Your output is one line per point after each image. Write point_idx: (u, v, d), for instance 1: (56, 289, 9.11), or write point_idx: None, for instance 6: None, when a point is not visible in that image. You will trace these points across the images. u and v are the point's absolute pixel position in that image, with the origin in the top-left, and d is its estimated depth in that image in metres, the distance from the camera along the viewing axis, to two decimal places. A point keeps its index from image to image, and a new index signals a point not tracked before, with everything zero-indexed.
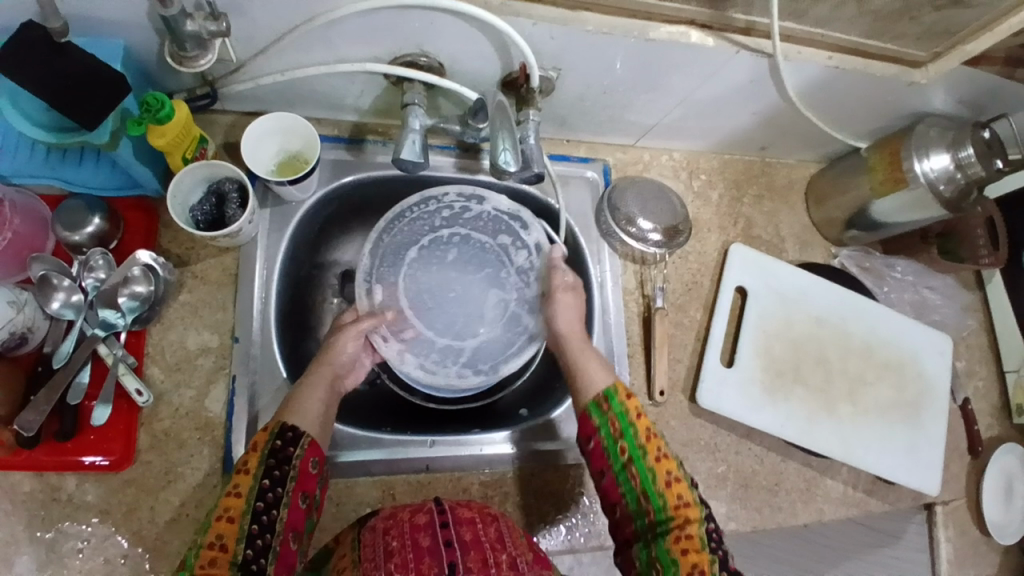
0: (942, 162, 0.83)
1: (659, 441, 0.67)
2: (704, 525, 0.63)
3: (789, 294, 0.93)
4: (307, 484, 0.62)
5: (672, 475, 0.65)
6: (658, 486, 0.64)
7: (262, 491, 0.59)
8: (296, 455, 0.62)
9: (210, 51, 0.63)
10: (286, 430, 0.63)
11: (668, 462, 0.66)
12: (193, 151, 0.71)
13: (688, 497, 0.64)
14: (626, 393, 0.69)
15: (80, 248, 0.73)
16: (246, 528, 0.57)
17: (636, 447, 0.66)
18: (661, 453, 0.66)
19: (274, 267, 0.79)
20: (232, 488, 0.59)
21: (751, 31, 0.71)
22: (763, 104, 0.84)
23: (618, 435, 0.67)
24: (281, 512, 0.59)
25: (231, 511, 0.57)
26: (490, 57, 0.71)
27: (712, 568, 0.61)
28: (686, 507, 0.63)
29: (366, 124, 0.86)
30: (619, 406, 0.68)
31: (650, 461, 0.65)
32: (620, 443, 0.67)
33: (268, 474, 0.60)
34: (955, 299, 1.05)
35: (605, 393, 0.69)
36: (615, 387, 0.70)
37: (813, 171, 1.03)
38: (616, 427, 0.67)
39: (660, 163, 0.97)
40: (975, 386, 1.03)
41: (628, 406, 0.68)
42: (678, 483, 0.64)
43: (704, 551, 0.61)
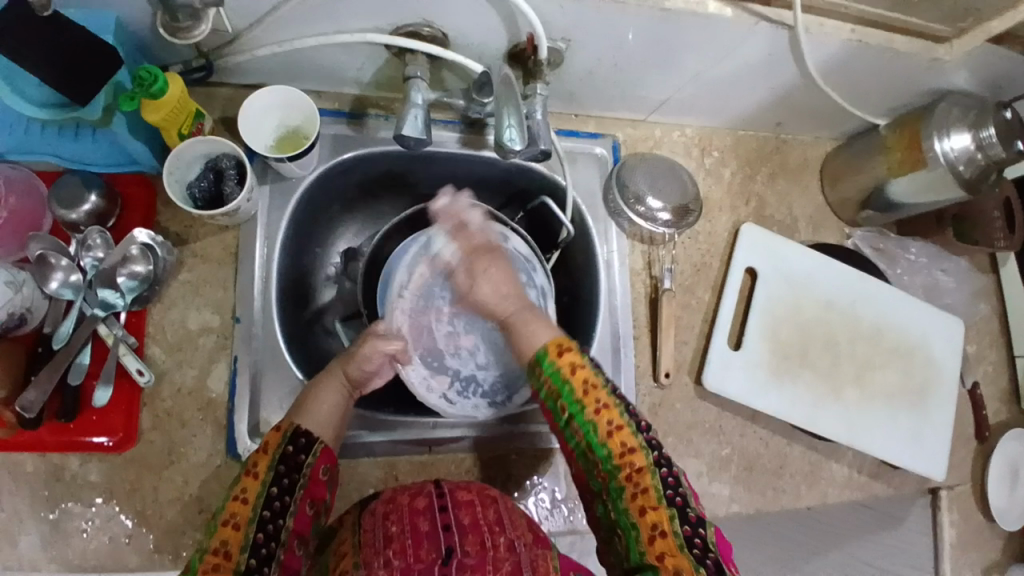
0: (962, 143, 0.80)
1: (597, 391, 0.61)
2: (656, 472, 0.59)
3: (800, 276, 0.91)
4: (316, 491, 0.62)
5: (614, 424, 0.60)
6: (601, 438, 0.60)
7: (269, 500, 0.58)
8: (306, 462, 0.61)
9: (204, 21, 0.60)
10: (299, 435, 0.62)
11: (608, 411, 0.61)
12: (189, 126, 0.69)
13: (633, 443, 0.60)
14: (555, 349, 0.63)
15: (77, 226, 0.71)
16: (251, 538, 0.56)
17: (574, 403, 0.61)
18: (601, 403, 0.61)
19: (274, 245, 0.78)
20: (238, 493, 0.58)
21: (770, 2, 0.68)
22: (780, 78, 0.81)
23: (554, 395, 0.62)
24: (287, 520, 0.59)
25: (237, 518, 0.57)
26: (496, 28, 0.68)
27: (673, 524, 0.57)
28: (631, 453, 0.60)
29: (368, 98, 0.83)
30: (550, 366, 0.62)
31: (590, 416, 0.61)
32: (557, 403, 0.62)
33: (277, 480, 0.59)
34: (969, 282, 1.02)
35: (534, 357, 0.63)
36: (544, 347, 0.63)
37: (828, 149, 1.00)
38: (552, 387, 0.62)
39: (671, 140, 0.94)
40: (985, 370, 1.02)
41: (560, 364, 0.62)
42: (621, 431, 0.60)
43: (662, 507, 0.58)
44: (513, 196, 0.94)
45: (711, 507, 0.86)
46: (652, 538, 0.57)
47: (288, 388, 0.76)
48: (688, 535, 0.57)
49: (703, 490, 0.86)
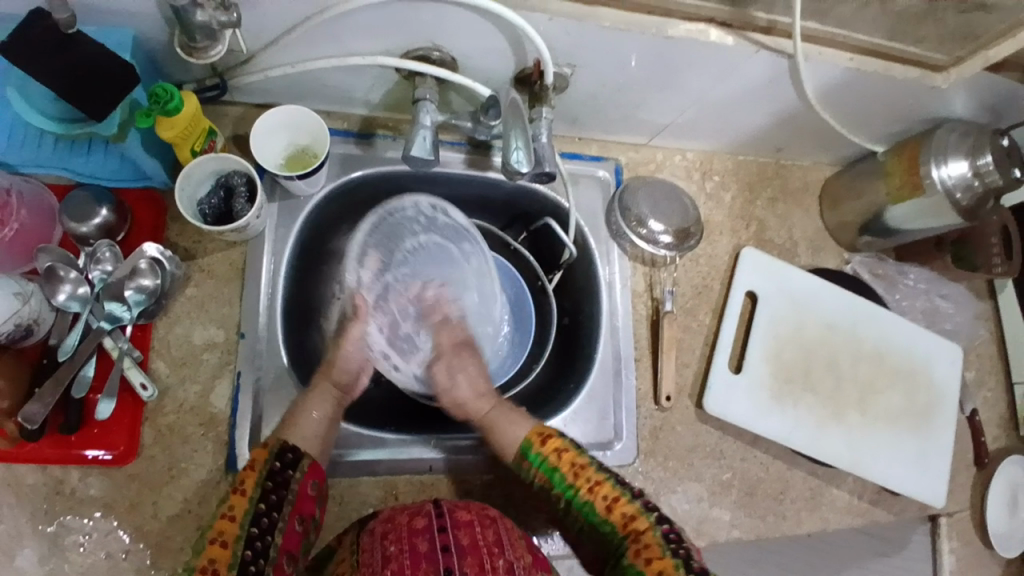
0: (959, 170, 0.81)
1: (587, 470, 0.67)
2: (657, 529, 0.63)
3: (800, 300, 0.92)
4: (303, 507, 0.63)
5: (608, 498, 0.65)
6: (600, 513, 0.65)
7: (256, 517, 0.59)
8: (294, 478, 0.63)
9: (220, 42, 0.62)
10: (286, 452, 0.64)
11: (602, 486, 0.66)
12: (201, 143, 0.70)
13: (630, 509, 0.64)
14: (538, 439, 0.69)
15: (86, 239, 0.72)
16: (239, 556, 0.56)
17: (567, 488, 0.66)
18: (592, 480, 0.66)
19: (281, 262, 0.78)
20: (226, 510, 0.59)
21: (771, 31, 0.70)
22: (780, 104, 0.83)
23: (547, 482, 0.68)
24: (275, 538, 0.59)
25: (225, 536, 0.57)
26: (504, 52, 0.70)
27: (679, 572, 0.59)
28: (632, 521, 0.64)
29: (376, 119, 0.85)
30: (537, 456, 0.68)
31: (583, 494, 0.66)
32: (554, 492, 0.68)
33: (264, 498, 0.60)
34: (968, 307, 1.03)
35: (521, 451, 0.69)
36: (527, 438, 0.69)
37: (827, 174, 1.02)
38: (544, 478, 0.68)
39: (673, 164, 0.96)
40: (984, 396, 1.02)
41: (546, 453, 0.68)
42: (617, 501, 0.65)
43: (666, 557, 0.60)
44: (517, 217, 0.95)
45: (712, 532, 0.85)
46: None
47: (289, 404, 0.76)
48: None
49: (704, 514, 0.85)
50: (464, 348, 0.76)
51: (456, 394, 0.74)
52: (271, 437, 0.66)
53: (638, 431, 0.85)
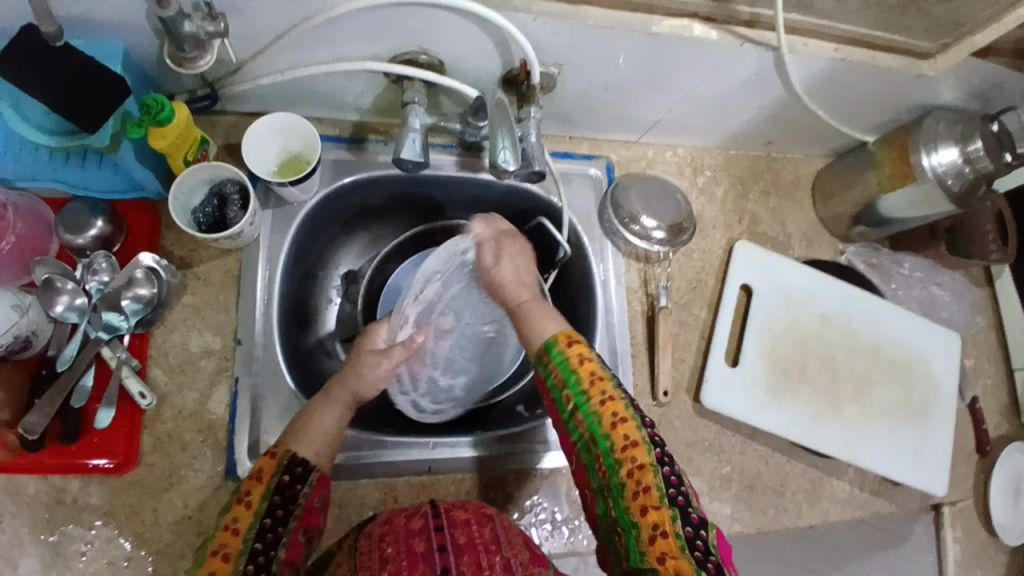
0: (950, 157, 0.82)
1: (604, 382, 0.62)
2: (658, 471, 0.58)
3: (795, 292, 0.92)
4: (309, 520, 0.61)
5: (617, 416, 0.60)
6: (604, 429, 0.60)
7: (262, 531, 0.57)
8: (303, 492, 0.61)
9: (210, 52, 0.62)
10: (296, 464, 0.61)
11: (613, 403, 0.61)
12: (193, 152, 0.70)
13: (635, 437, 0.59)
14: (564, 339, 0.64)
15: (83, 251, 0.73)
16: (240, 569, 0.55)
17: (579, 392, 0.62)
18: (605, 394, 0.61)
19: (276, 269, 0.79)
20: (230, 523, 0.57)
21: (755, 24, 0.70)
22: (769, 97, 0.83)
23: (561, 383, 0.63)
24: (279, 551, 0.58)
25: (228, 549, 0.56)
26: (491, 54, 0.71)
27: (675, 525, 0.56)
28: (633, 448, 0.59)
29: (367, 124, 0.85)
30: (560, 353, 0.63)
31: (594, 405, 0.61)
32: (564, 392, 0.63)
33: (270, 511, 0.58)
34: (965, 296, 1.03)
35: (544, 345, 0.65)
36: (554, 336, 0.65)
37: (819, 166, 1.02)
38: (559, 376, 0.63)
39: (664, 160, 0.96)
40: (984, 384, 1.02)
41: (570, 353, 0.63)
42: (624, 424, 0.60)
43: (664, 506, 0.57)
44: (510, 218, 0.96)
45: None
46: (652, 539, 0.56)
47: (287, 408, 0.77)
48: (690, 538, 0.56)
49: (704, 508, 0.85)
50: (511, 236, 0.79)
51: (498, 273, 0.76)
52: (280, 444, 0.63)
53: None
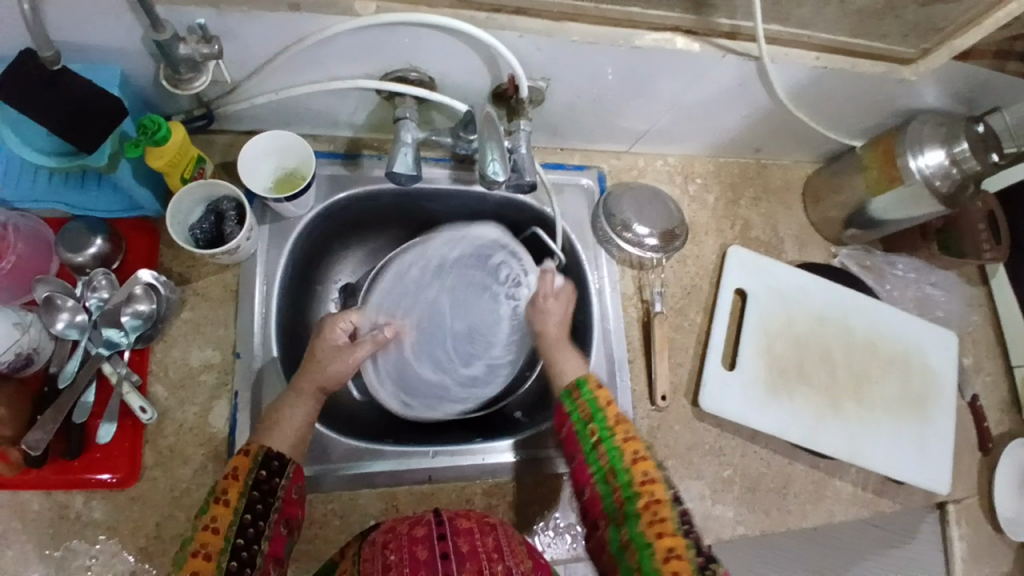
0: (936, 158, 0.83)
1: (628, 424, 0.67)
2: (675, 507, 0.61)
3: (789, 294, 0.93)
4: (290, 511, 0.64)
5: (638, 453, 0.65)
6: (624, 462, 0.64)
7: (243, 527, 0.59)
8: (281, 485, 0.63)
9: (205, 74, 0.64)
10: (272, 459, 0.63)
11: (635, 444, 0.66)
12: (190, 171, 0.72)
13: (654, 474, 0.63)
14: (595, 381, 0.71)
15: (83, 269, 0.74)
16: (224, 565, 0.56)
17: (604, 429, 0.67)
18: (629, 434, 0.66)
19: (274, 283, 0.80)
20: (208, 521, 0.58)
21: (735, 36, 0.72)
22: (754, 106, 0.84)
23: (588, 418, 0.69)
24: (261, 546, 0.59)
25: (209, 548, 0.56)
26: (479, 69, 0.72)
27: (689, 552, 0.58)
28: (651, 482, 0.62)
29: (362, 140, 0.87)
30: (589, 392, 0.70)
31: (618, 440, 0.66)
32: (590, 426, 0.68)
33: (249, 508, 0.60)
34: (959, 294, 1.04)
35: (575, 383, 0.72)
36: (586, 377, 0.72)
37: (809, 171, 1.03)
38: (586, 411, 0.69)
39: (655, 169, 0.97)
40: (984, 381, 1.02)
41: (598, 394, 0.70)
42: (644, 460, 0.64)
43: (679, 535, 0.59)
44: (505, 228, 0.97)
45: (716, 530, 0.85)
46: (666, 560, 0.57)
47: None
48: (703, 566, 0.57)
49: (706, 512, 0.86)
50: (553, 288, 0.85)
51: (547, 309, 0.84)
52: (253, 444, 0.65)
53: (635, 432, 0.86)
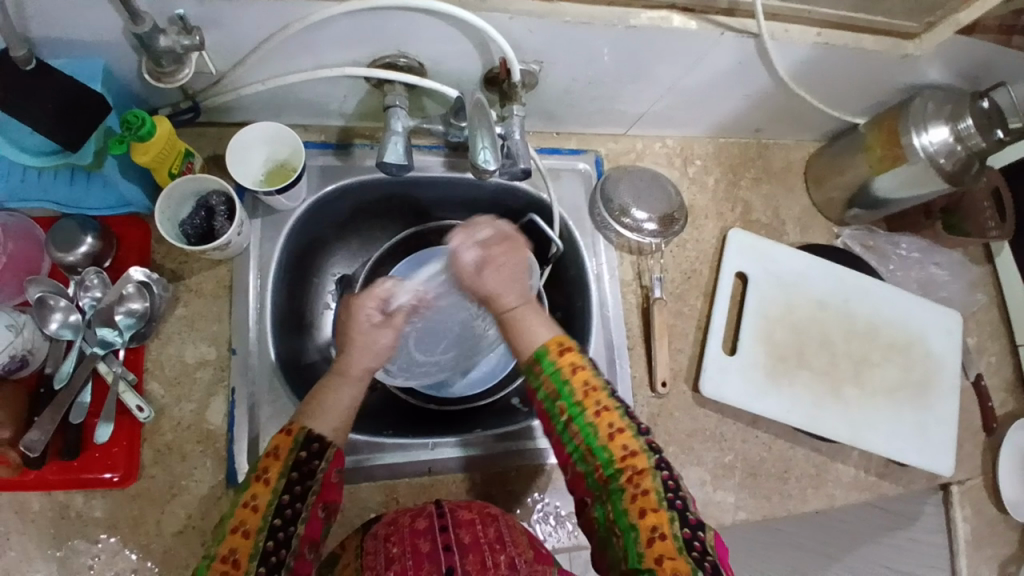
0: (941, 136, 0.81)
1: (598, 394, 0.64)
2: (656, 475, 0.61)
3: (790, 276, 0.92)
4: (327, 495, 0.63)
5: (614, 427, 0.63)
6: (602, 440, 0.63)
7: (280, 508, 0.60)
8: (320, 468, 0.62)
9: (188, 66, 0.63)
10: (312, 441, 0.62)
11: (609, 413, 0.64)
12: (178, 165, 0.71)
13: (634, 446, 0.62)
14: (556, 348, 0.66)
15: (75, 268, 0.74)
16: (260, 547, 0.57)
17: (573, 405, 0.64)
18: (602, 405, 0.64)
19: (268, 276, 0.79)
20: (248, 500, 0.59)
21: (734, 12, 0.69)
22: (753, 85, 0.82)
23: (554, 395, 0.65)
24: (298, 527, 0.60)
25: (247, 526, 0.58)
26: (470, 54, 0.70)
27: (673, 527, 0.58)
28: (632, 457, 0.62)
29: (353, 129, 0.86)
30: (550, 364, 0.65)
31: (590, 416, 0.63)
32: (556, 404, 0.65)
33: (288, 488, 0.60)
34: (964, 273, 1.02)
35: (535, 354, 0.67)
36: (545, 345, 0.67)
37: (811, 151, 1.01)
38: (552, 387, 0.65)
39: (654, 152, 0.96)
40: (988, 361, 1.01)
41: (560, 363, 0.65)
42: (622, 433, 0.63)
43: (661, 509, 0.59)
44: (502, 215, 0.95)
45: (717, 515, 0.85)
46: (650, 540, 0.58)
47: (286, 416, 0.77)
48: (687, 539, 0.58)
49: (708, 498, 0.85)
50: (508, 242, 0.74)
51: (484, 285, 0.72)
52: (293, 421, 0.64)
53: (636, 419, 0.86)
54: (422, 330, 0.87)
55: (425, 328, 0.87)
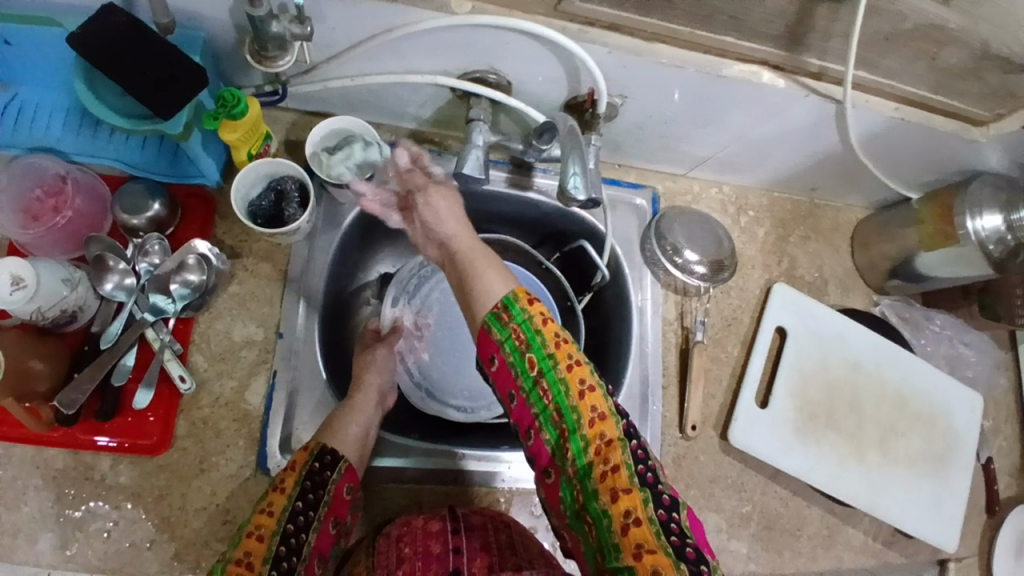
0: (993, 223, 0.82)
1: (569, 347, 0.56)
2: (627, 446, 0.54)
3: (828, 337, 0.93)
4: (338, 509, 0.65)
5: (585, 385, 0.55)
6: (571, 400, 0.55)
7: (294, 514, 0.61)
8: (332, 478, 0.65)
9: (290, 53, 0.63)
10: (325, 453, 0.66)
11: (580, 370, 0.56)
12: (258, 147, 0.72)
13: (604, 409, 0.55)
14: (526, 296, 0.56)
15: (136, 231, 0.74)
16: (273, 551, 0.59)
17: (545, 358, 0.55)
18: (573, 360, 0.56)
19: (322, 268, 0.80)
20: (265, 506, 0.61)
21: (822, 77, 0.71)
22: (821, 146, 0.84)
23: (525, 346, 0.55)
24: (309, 536, 0.62)
25: (262, 530, 0.59)
26: (559, 80, 0.72)
27: (647, 509, 0.51)
28: (601, 423, 0.54)
29: (423, 133, 0.86)
30: (522, 313, 0.55)
31: (562, 372, 0.55)
32: (526, 357, 0.55)
33: (301, 496, 0.63)
34: (991, 357, 1.04)
35: (504, 301, 0.56)
36: (514, 293, 0.56)
37: (859, 217, 1.03)
38: (521, 338, 0.55)
39: (709, 196, 0.97)
40: (1000, 446, 1.03)
41: (531, 312, 0.56)
42: (593, 393, 0.55)
43: (635, 489, 0.52)
44: (549, 237, 0.97)
45: (728, 563, 0.86)
46: (625, 527, 0.51)
47: (322, 407, 0.77)
48: (663, 521, 0.51)
49: (721, 545, 0.86)
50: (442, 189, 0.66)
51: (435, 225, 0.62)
52: (311, 440, 0.68)
53: (661, 458, 0.86)
54: (446, 340, 0.93)
55: (450, 338, 0.93)
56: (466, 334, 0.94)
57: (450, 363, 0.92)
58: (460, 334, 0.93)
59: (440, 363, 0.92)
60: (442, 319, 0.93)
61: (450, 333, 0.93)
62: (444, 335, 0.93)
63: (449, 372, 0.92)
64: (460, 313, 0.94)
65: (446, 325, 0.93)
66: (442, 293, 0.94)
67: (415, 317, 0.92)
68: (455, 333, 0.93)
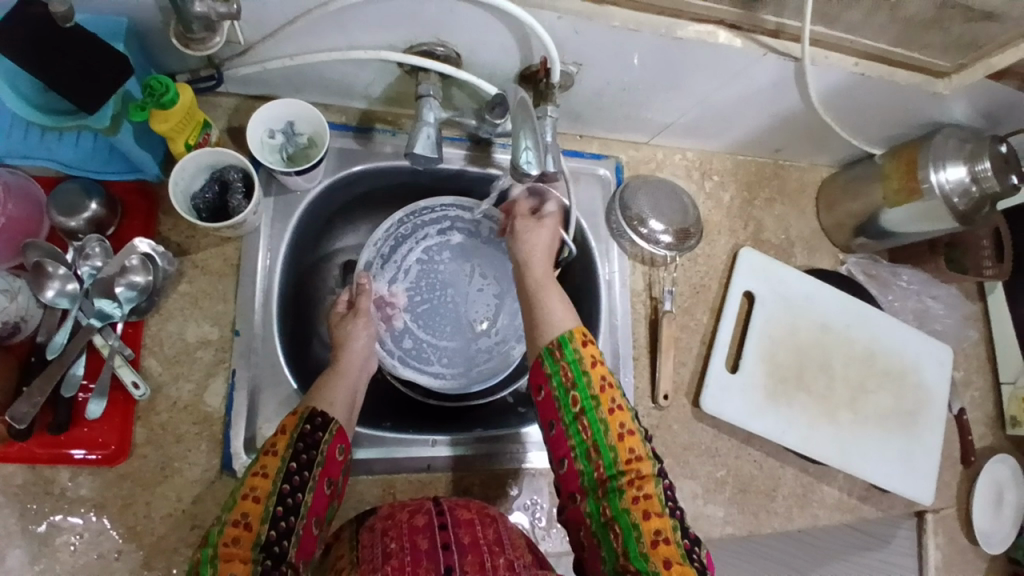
0: (958, 175, 0.82)
1: (613, 391, 0.65)
2: (659, 482, 0.61)
3: (796, 300, 0.93)
4: (332, 470, 0.63)
5: (625, 428, 0.63)
6: (610, 440, 0.62)
7: (289, 474, 0.59)
8: (324, 439, 0.63)
9: (219, 32, 0.59)
10: (316, 415, 0.64)
11: (621, 414, 0.64)
12: (195, 137, 0.68)
13: (641, 451, 0.62)
14: (580, 338, 0.67)
15: (76, 234, 0.70)
16: (270, 510, 0.57)
17: (590, 399, 0.64)
18: (615, 403, 0.64)
19: (277, 258, 0.77)
20: (259, 468, 0.59)
21: (780, 34, 0.69)
22: (783, 106, 0.82)
23: (569, 383, 0.65)
24: (306, 495, 0.60)
25: (258, 492, 0.58)
26: (509, 48, 0.69)
27: (676, 534, 0.59)
28: (637, 461, 0.62)
29: (375, 112, 0.83)
30: (573, 352, 0.66)
31: (603, 414, 0.63)
32: (571, 394, 0.64)
33: (295, 457, 0.61)
34: (959, 309, 1.04)
35: (559, 340, 0.67)
36: (569, 333, 0.67)
37: (824, 175, 1.02)
38: (568, 374, 0.65)
39: (673, 162, 0.95)
40: (971, 396, 1.04)
41: (582, 353, 0.66)
42: (631, 436, 0.63)
43: (665, 515, 0.59)
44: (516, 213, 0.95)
45: (706, 529, 0.86)
46: (654, 544, 0.58)
47: (287, 402, 0.76)
48: (689, 548, 0.58)
49: (698, 511, 0.86)
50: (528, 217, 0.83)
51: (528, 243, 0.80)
52: (299, 407, 0.66)
53: None
54: (424, 307, 0.91)
55: (426, 305, 0.91)
56: (445, 300, 0.91)
57: (428, 331, 0.90)
58: (438, 301, 0.91)
59: (416, 333, 0.89)
60: (419, 287, 0.91)
61: (428, 300, 0.91)
62: (422, 302, 0.90)
63: (426, 341, 0.89)
64: (439, 282, 0.92)
65: (424, 292, 0.91)
66: (419, 259, 0.91)
67: (388, 286, 0.89)
68: (433, 301, 0.91)
